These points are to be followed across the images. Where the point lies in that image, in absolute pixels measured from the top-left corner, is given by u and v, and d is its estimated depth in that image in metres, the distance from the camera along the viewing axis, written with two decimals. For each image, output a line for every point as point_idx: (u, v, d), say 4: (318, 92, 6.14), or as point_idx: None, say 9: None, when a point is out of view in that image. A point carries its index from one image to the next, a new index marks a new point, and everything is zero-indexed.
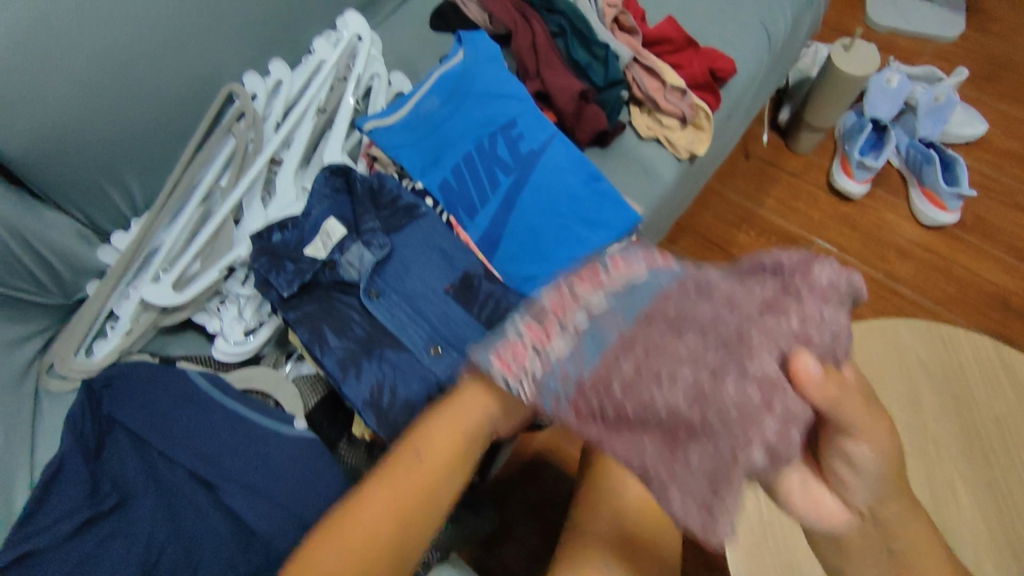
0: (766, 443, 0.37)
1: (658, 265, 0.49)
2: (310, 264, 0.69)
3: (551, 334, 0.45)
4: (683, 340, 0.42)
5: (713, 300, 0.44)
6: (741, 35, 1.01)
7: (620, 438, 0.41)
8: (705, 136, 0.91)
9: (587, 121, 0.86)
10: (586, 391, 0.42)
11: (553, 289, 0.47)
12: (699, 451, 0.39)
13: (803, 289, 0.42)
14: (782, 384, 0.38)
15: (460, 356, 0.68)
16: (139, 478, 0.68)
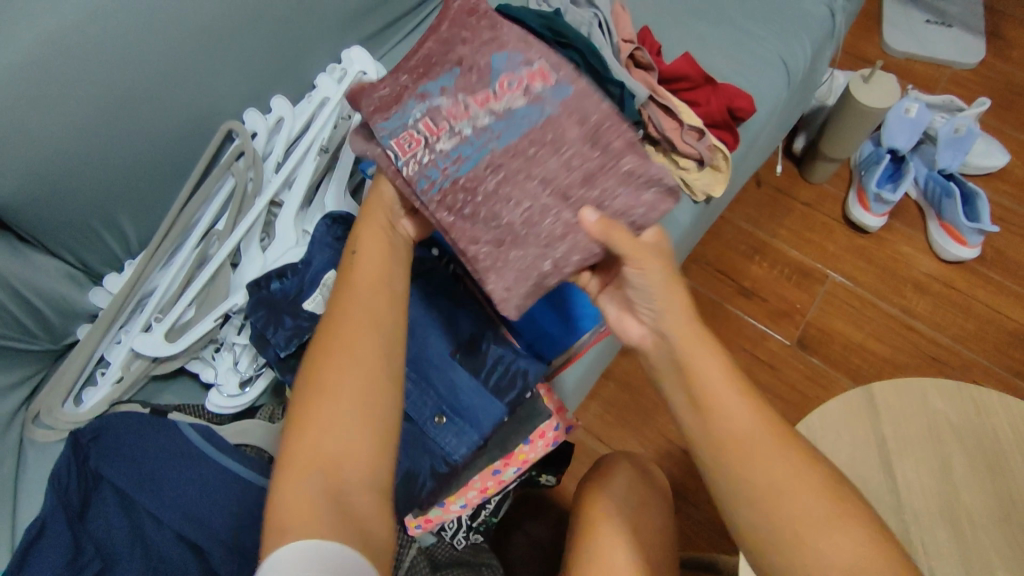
0: (555, 258, 0.57)
1: (537, 96, 0.59)
2: (311, 320, 0.67)
3: (440, 132, 0.58)
4: (532, 176, 0.58)
5: (560, 155, 0.58)
6: (759, 72, 0.98)
7: (465, 228, 0.58)
8: (722, 177, 0.91)
9: None
10: (453, 191, 0.58)
11: (451, 96, 0.59)
12: (516, 252, 0.57)
13: (615, 172, 0.58)
14: (577, 228, 0.57)
15: (467, 428, 0.63)
16: (124, 541, 0.64)
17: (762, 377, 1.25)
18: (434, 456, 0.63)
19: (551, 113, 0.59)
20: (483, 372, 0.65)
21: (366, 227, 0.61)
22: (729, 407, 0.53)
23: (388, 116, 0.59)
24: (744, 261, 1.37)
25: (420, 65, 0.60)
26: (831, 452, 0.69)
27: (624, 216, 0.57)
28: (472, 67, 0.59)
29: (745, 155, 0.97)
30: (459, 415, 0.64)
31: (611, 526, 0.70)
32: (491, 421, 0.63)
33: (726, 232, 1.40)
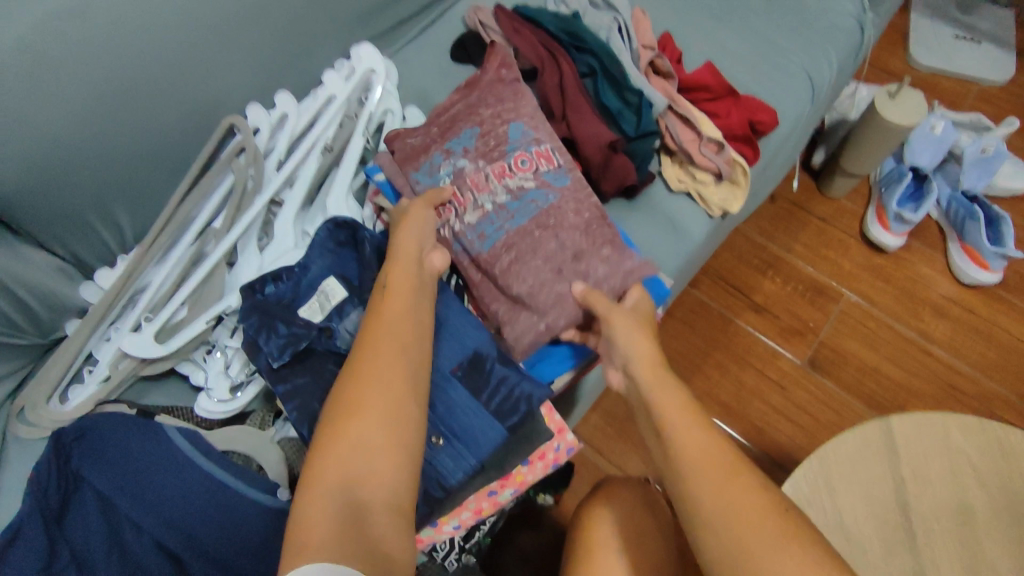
0: (554, 318, 0.69)
1: (546, 185, 0.73)
2: (307, 331, 0.61)
3: (468, 207, 0.72)
4: (536, 254, 0.70)
5: (557, 238, 0.71)
6: (782, 83, 0.95)
7: (488, 288, 0.72)
8: (740, 193, 0.87)
9: (615, 173, 0.82)
10: (477, 259, 0.71)
11: (476, 169, 0.73)
12: (524, 317, 0.69)
13: (602, 257, 0.71)
14: (567, 299, 0.69)
15: (466, 452, 0.60)
16: (100, 542, 0.61)
17: (771, 396, 1.22)
18: (430, 479, 0.60)
19: (555, 199, 0.73)
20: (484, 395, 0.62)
21: (396, 255, 0.63)
22: (688, 434, 0.55)
23: (423, 182, 0.73)
24: (757, 276, 1.34)
25: (446, 120, 0.75)
26: (846, 486, 0.66)
27: (603, 287, 0.70)
28: (490, 133, 0.74)
29: (764, 170, 0.94)
30: (457, 433, 0.61)
31: (612, 554, 0.67)
32: (489, 445, 0.60)
33: (739, 244, 1.37)
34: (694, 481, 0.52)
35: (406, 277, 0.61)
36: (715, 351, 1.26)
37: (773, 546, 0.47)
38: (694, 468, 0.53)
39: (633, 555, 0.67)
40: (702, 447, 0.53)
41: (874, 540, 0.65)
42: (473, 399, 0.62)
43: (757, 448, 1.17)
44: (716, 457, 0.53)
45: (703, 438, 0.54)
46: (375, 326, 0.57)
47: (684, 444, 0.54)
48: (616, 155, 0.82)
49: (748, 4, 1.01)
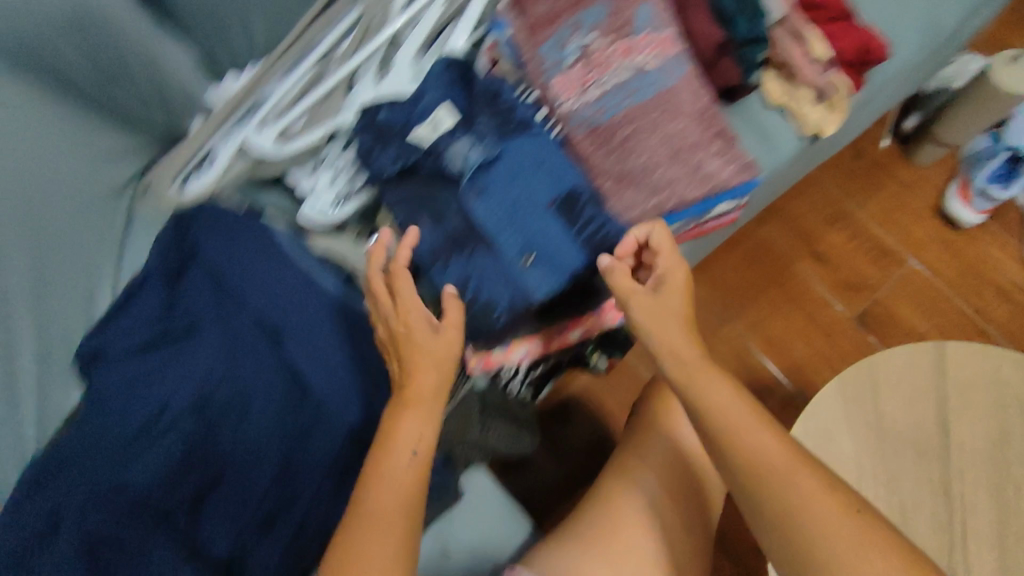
0: (663, 195, 0.66)
1: (671, 65, 0.69)
2: (415, 150, 0.63)
3: (592, 82, 0.69)
4: (654, 133, 0.67)
5: (677, 121, 0.67)
6: (902, 18, 0.93)
7: (604, 160, 0.68)
8: (837, 116, 0.86)
9: (719, 74, 0.83)
10: (596, 132, 0.68)
11: (602, 47, 0.69)
12: (631, 191, 0.67)
13: (714, 149, 0.68)
14: (677, 180, 0.67)
15: (555, 273, 0.58)
16: (207, 309, 0.70)
17: (816, 341, 1.26)
18: (513, 293, 0.58)
19: (677, 80, 0.68)
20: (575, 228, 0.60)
21: (410, 400, 0.52)
22: (757, 443, 0.50)
23: (548, 53, 0.71)
24: (823, 227, 1.34)
25: None
26: (891, 392, 0.69)
27: (714, 175, 0.67)
28: (621, 11, 0.70)
29: (867, 101, 0.92)
30: (550, 256, 0.59)
31: (638, 481, 0.71)
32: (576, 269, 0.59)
33: (811, 192, 1.37)
34: (763, 488, 0.49)
35: (424, 434, 0.51)
36: (770, 288, 1.29)
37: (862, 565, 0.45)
38: (762, 478, 0.49)
39: (664, 480, 0.71)
40: (770, 458, 0.49)
41: (907, 446, 0.68)
42: (566, 230, 0.60)
43: (791, 384, 1.23)
44: (785, 469, 0.49)
45: (773, 447, 0.50)
46: (380, 489, 0.48)
47: (750, 448, 0.49)
48: (723, 58, 0.82)
49: None
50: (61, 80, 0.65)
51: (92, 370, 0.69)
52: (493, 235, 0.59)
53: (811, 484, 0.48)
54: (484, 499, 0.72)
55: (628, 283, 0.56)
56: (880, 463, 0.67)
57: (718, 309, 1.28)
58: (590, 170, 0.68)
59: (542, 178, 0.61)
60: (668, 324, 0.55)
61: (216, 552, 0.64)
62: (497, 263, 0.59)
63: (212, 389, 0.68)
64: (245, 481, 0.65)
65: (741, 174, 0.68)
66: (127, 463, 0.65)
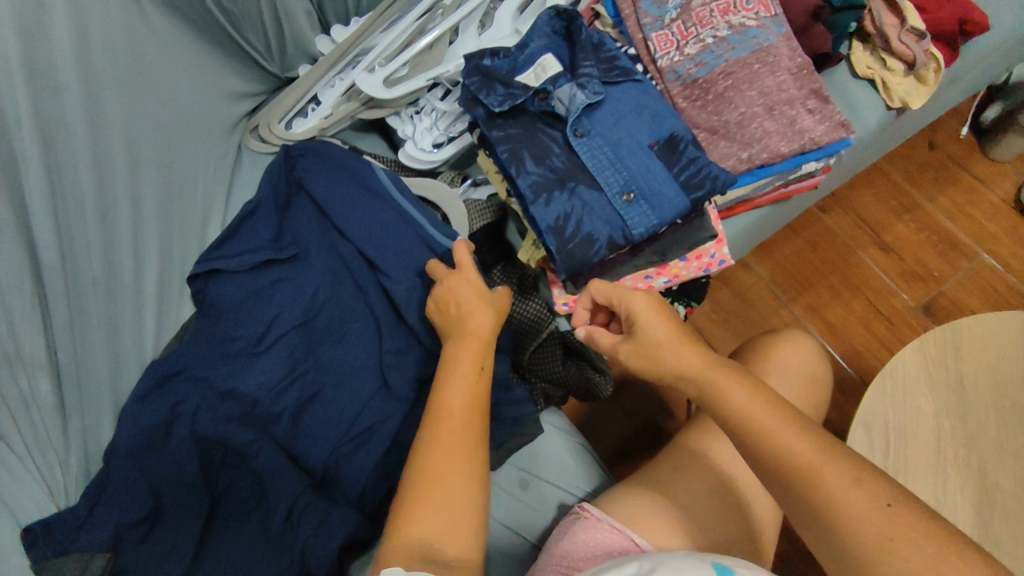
0: (757, 148, 0.68)
1: (770, 24, 0.71)
2: (523, 91, 0.65)
3: (690, 37, 0.71)
4: (751, 87, 0.69)
5: (775, 76, 0.69)
6: None
7: (698, 113, 0.71)
8: (925, 90, 0.86)
9: (810, 40, 0.83)
10: (692, 87, 0.71)
11: (703, 4, 0.71)
12: (723, 144, 0.69)
13: (810, 108, 0.69)
14: (771, 136, 0.68)
15: (652, 213, 0.61)
16: (315, 238, 0.77)
17: (878, 328, 1.24)
18: (614, 226, 0.62)
19: (774, 38, 0.70)
20: (675, 169, 0.63)
21: (469, 330, 0.58)
22: (777, 434, 0.46)
23: (649, 10, 0.73)
24: (890, 216, 1.33)
25: None
26: (970, 357, 0.69)
27: (809, 132, 0.68)
28: None
29: (956, 78, 0.92)
30: (647, 195, 0.62)
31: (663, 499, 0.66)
32: (672, 210, 0.62)
33: (879, 181, 1.35)
34: (793, 487, 0.45)
35: (481, 355, 0.56)
36: (832, 274, 1.29)
37: (912, 557, 0.41)
38: (787, 477, 0.46)
39: (699, 495, 0.66)
40: (793, 447, 0.45)
41: (988, 410, 0.68)
42: (665, 170, 0.63)
43: (852, 367, 1.22)
44: (811, 459, 0.45)
45: (793, 438, 0.46)
46: (450, 390, 0.52)
47: (771, 444, 0.46)
48: (815, 24, 0.83)
49: None
50: (194, 19, 0.71)
51: (204, 290, 0.74)
52: (594, 173, 0.63)
53: (837, 476, 0.44)
54: (560, 441, 0.78)
55: (608, 340, 0.57)
56: (960, 423, 0.68)
57: (778, 291, 1.28)
58: (687, 121, 0.71)
59: (642, 120, 0.65)
60: (662, 351, 0.53)
61: (311, 462, 0.71)
62: (598, 199, 0.62)
63: (317, 310, 0.75)
64: (343, 397, 0.73)
65: (834, 132, 0.69)
66: (237, 376, 0.70)
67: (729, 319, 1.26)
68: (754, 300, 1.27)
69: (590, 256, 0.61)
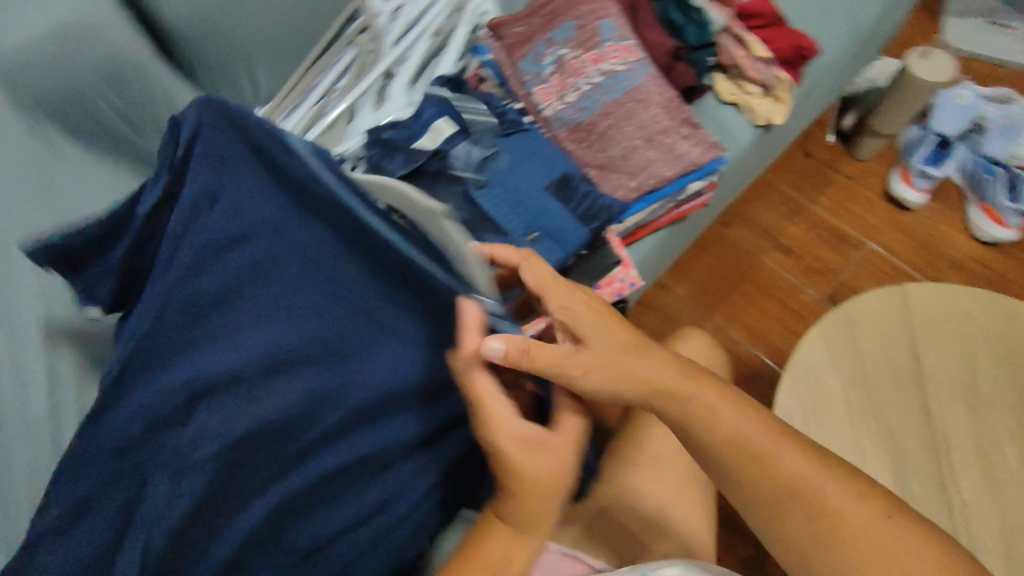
0: (641, 176, 0.75)
1: (636, 66, 0.79)
2: (422, 154, 0.69)
3: (569, 87, 0.79)
4: (629, 122, 0.76)
5: (648, 110, 0.77)
6: (822, 24, 1.05)
7: (587, 152, 0.77)
8: (784, 107, 0.96)
9: (676, 76, 0.93)
10: (577, 130, 0.77)
11: (575, 57, 0.80)
12: (614, 176, 0.75)
13: (683, 134, 0.77)
14: (653, 164, 0.75)
15: (557, 247, 0.66)
16: None
17: (792, 324, 1.34)
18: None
19: (642, 79, 0.78)
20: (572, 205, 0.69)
21: (526, 516, 0.51)
22: (766, 448, 0.54)
23: (528, 68, 0.81)
24: (783, 222, 1.45)
25: (548, 13, 0.83)
26: (866, 335, 0.76)
27: (687, 156, 0.76)
28: (587, 26, 0.81)
29: (802, 96, 1.04)
30: (550, 232, 0.67)
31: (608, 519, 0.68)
32: (575, 240, 0.67)
33: (768, 193, 1.48)
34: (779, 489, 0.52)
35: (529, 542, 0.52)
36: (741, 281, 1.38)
37: (893, 548, 0.49)
38: (774, 482, 0.53)
39: (639, 511, 0.69)
40: (795, 464, 0.53)
41: (887, 378, 0.75)
42: (562, 207, 0.69)
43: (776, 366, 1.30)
44: (803, 473, 0.52)
45: (789, 453, 0.53)
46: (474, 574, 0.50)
47: None
48: (677, 64, 0.93)
49: None
50: None
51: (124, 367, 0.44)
52: (498, 217, 0.68)
53: (830, 487, 0.52)
54: None
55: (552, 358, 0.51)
56: (864, 395, 0.74)
57: (697, 306, 1.36)
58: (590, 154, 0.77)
59: (535, 164, 0.72)
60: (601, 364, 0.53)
61: None
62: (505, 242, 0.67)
63: None
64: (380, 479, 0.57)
65: (709, 153, 0.77)
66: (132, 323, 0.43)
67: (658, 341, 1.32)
68: (677, 318, 1.34)
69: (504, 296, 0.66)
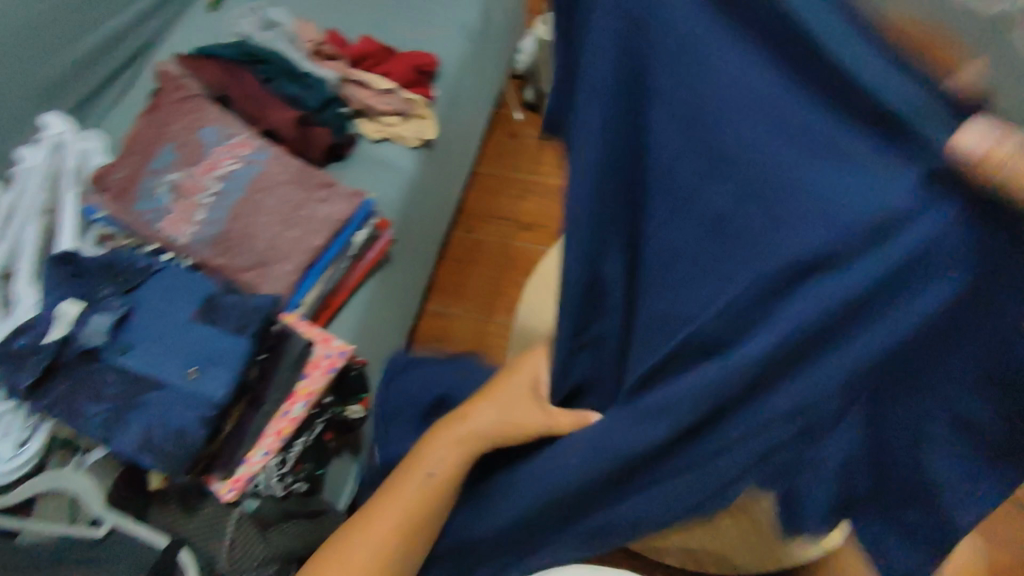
0: (293, 261, 0.77)
1: (250, 159, 0.81)
2: (48, 348, 0.65)
3: (191, 207, 0.78)
4: (260, 213, 0.78)
5: (274, 195, 0.79)
6: (431, 35, 1.08)
7: (234, 259, 0.76)
8: (428, 122, 0.99)
9: (314, 142, 0.92)
10: (218, 241, 0.77)
11: (186, 177, 0.79)
12: (273, 270, 0.77)
13: (317, 199, 0.81)
14: (304, 241, 0.79)
15: (224, 369, 0.66)
16: None
17: None
18: (195, 406, 0.64)
19: (259, 167, 0.81)
20: (224, 321, 0.69)
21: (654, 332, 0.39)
22: None
23: (143, 207, 0.78)
24: (517, 202, 1.47)
25: (142, 147, 0.82)
26: None
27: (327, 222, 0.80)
28: (185, 143, 0.81)
29: (449, 105, 1.07)
30: (210, 361, 0.66)
31: None
32: (239, 353, 0.67)
33: (496, 184, 1.50)
34: None
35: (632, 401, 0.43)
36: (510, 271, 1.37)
37: None
38: None
39: None
40: None
41: None
42: (215, 329, 0.68)
43: None
44: None
45: None
46: (395, 492, 0.50)
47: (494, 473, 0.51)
48: (308, 129, 0.92)
49: None
50: None
51: (575, 31, 0.39)
52: (154, 373, 0.66)
53: None
54: None
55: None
56: None
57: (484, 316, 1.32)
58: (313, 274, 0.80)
59: (185, 302, 0.70)
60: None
61: None
62: (171, 393, 0.65)
63: None
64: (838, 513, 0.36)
65: (350, 204, 0.82)
66: (679, 92, 0.33)
67: None
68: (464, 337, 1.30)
69: (192, 449, 0.63)
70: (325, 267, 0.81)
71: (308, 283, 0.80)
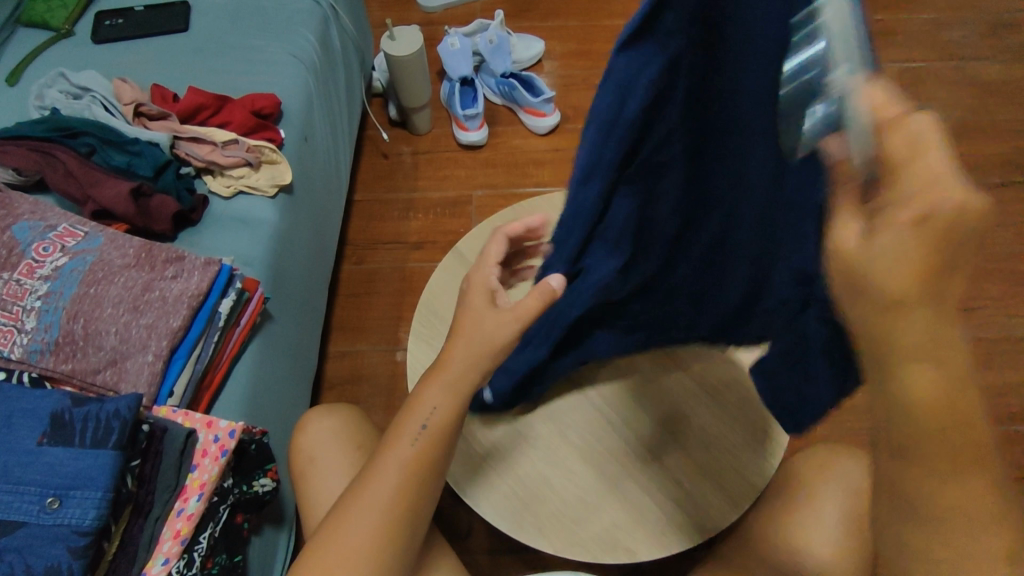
0: (151, 348, 0.72)
1: (80, 251, 0.75)
2: None
3: (19, 315, 0.71)
4: (103, 307, 0.73)
5: (115, 283, 0.74)
6: (266, 75, 1.02)
7: (83, 363, 0.71)
8: (283, 166, 0.94)
9: (157, 212, 0.85)
10: (60, 346, 0.71)
11: (6, 283, 0.72)
12: (131, 364, 0.71)
13: (165, 278, 0.76)
14: (158, 323, 0.73)
15: (87, 493, 0.59)
16: None
17: None
18: (63, 539, 0.58)
19: (93, 257, 0.75)
20: (77, 438, 0.62)
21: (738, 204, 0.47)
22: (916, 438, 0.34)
23: None
24: (401, 223, 1.43)
25: None
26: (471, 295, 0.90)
27: (181, 300, 0.75)
28: None
29: (301, 144, 1.01)
30: (70, 487, 0.59)
31: None
32: (103, 471, 0.60)
33: (375, 209, 1.45)
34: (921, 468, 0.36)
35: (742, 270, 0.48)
36: (406, 295, 1.34)
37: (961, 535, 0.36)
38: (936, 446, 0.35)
39: None
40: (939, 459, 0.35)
41: None
42: (67, 449, 0.61)
43: None
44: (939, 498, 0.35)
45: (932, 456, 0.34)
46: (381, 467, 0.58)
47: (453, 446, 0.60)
48: (146, 199, 0.85)
49: (214, 29, 1.07)
50: None
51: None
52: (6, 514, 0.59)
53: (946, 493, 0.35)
54: None
55: (904, 282, 0.30)
56: None
57: (388, 347, 1.29)
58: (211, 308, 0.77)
59: (28, 425, 0.63)
60: (889, 284, 0.31)
61: None
62: (31, 533, 0.58)
63: None
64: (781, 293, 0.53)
65: (205, 274, 0.77)
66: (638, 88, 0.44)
67: (369, 400, 1.23)
68: (373, 372, 1.26)
69: None
70: (192, 345, 0.75)
71: (175, 367, 0.74)
